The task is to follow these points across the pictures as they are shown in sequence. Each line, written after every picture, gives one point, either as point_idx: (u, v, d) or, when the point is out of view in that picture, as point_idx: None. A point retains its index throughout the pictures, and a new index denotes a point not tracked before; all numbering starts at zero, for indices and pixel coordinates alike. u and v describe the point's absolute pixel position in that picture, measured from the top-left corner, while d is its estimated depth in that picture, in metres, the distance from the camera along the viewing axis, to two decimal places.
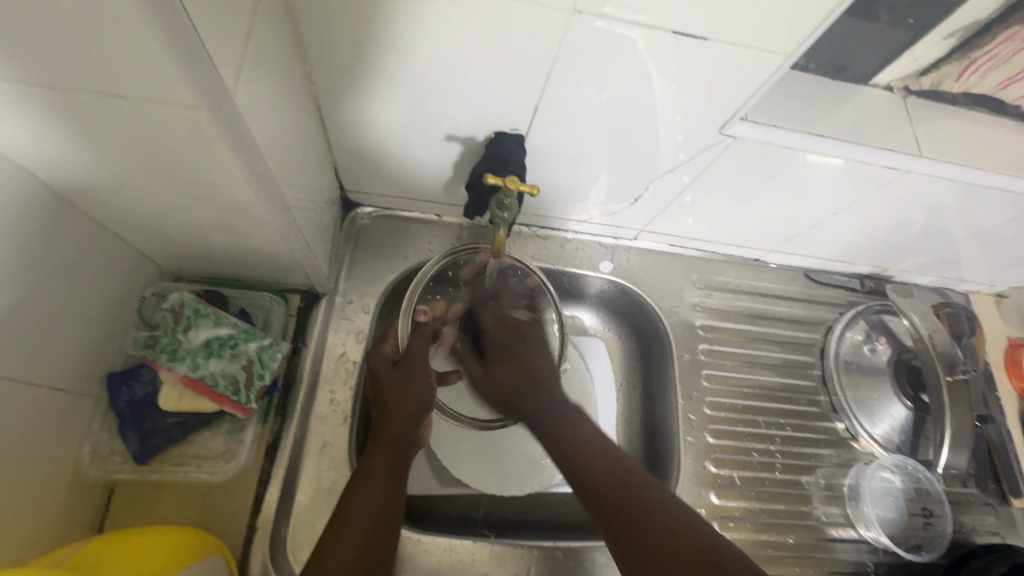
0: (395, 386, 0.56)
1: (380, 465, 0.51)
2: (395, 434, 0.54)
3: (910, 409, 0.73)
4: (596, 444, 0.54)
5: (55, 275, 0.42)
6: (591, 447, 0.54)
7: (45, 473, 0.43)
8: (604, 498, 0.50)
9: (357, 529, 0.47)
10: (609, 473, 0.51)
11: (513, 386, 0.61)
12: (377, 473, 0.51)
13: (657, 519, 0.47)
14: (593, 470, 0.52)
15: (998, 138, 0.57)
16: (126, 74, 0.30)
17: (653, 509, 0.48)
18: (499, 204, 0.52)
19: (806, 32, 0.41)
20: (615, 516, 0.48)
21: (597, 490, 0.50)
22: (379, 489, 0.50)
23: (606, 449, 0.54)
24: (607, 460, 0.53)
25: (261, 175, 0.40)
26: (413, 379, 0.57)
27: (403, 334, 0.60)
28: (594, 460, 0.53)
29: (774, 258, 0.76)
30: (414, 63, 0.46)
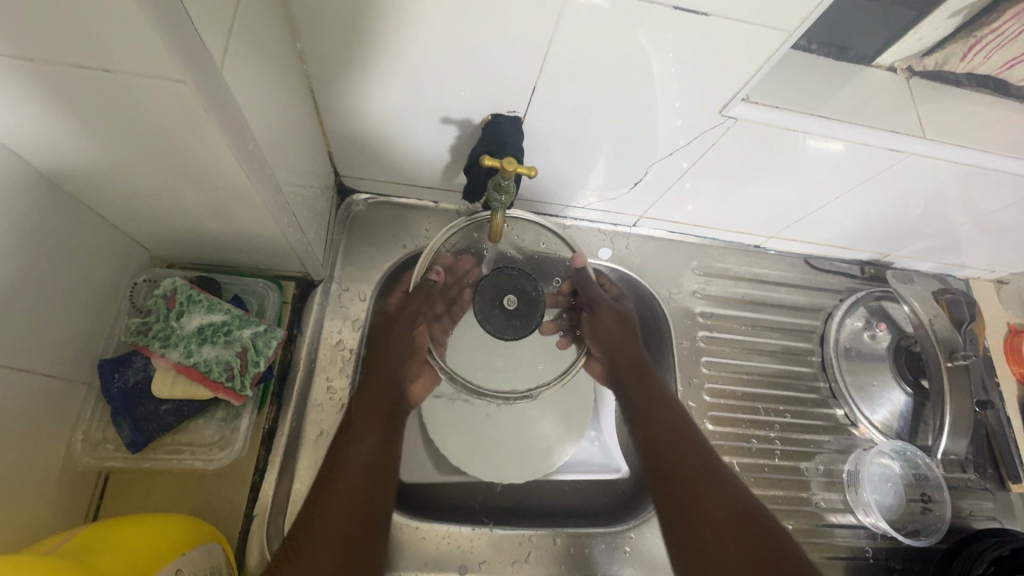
0: (384, 344, 0.61)
1: (371, 428, 0.57)
2: (384, 391, 0.59)
3: (909, 395, 0.73)
4: (679, 416, 0.63)
5: (42, 259, 0.41)
6: (668, 408, 0.63)
7: (35, 461, 0.43)
8: (666, 466, 0.60)
9: (356, 477, 0.54)
10: (665, 428, 0.62)
11: (626, 356, 0.65)
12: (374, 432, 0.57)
13: (721, 503, 0.57)
14: (667, 448, 0.61)
15: (1001, 120, 0.56)
16: (107, 45, 0.28)
17: (705, 477, 0.59)
18: (497, 186, 0.50)
19: (810, 7, 0.40)
20: (674, 481, 0.59)
21: (666, 465, 0.60)
22: (369, 445, 0.56)
23: (681, 416, 0.63)
24: (669, 420, 0.63)
25: (253, 156, 0.39)
26: (397, 329, 0.61)
27: (412, 283, 0.60)
28: (677, 454, 0.61)
29: (775, 244, 0.76)
30: (407, 42, 0.44)
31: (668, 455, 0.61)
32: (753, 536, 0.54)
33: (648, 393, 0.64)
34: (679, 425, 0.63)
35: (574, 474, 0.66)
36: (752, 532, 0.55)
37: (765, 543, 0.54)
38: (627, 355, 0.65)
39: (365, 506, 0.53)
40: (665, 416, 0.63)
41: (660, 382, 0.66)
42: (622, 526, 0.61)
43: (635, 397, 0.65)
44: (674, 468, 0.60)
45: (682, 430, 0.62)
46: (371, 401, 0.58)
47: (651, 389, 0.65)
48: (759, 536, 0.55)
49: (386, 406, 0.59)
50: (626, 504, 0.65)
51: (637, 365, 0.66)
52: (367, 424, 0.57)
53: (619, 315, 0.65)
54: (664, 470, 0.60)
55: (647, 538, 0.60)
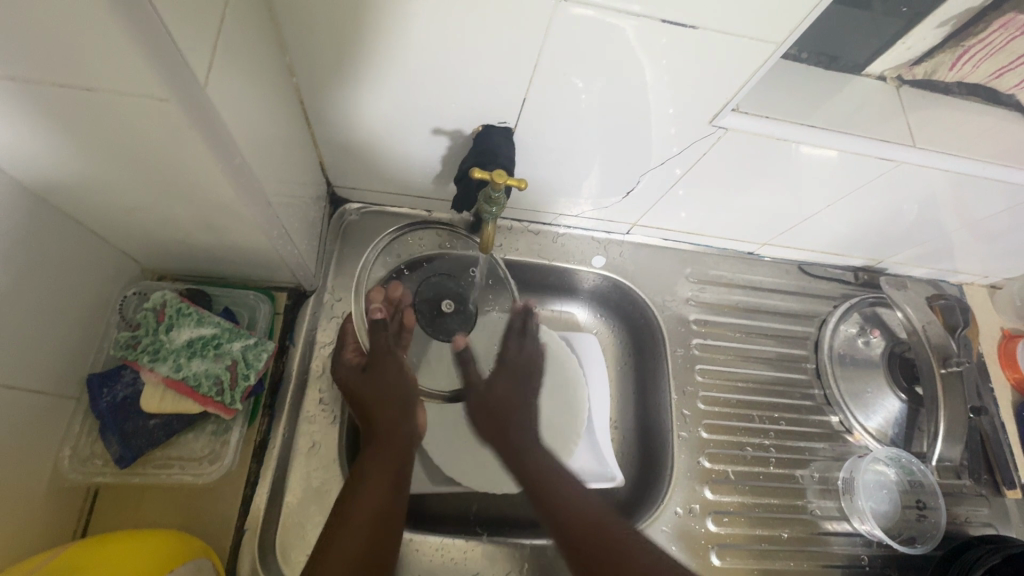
0: (372, 387, 0.55)
1: (379, 472, 0.51)
2: (391, 436, 0.54)
3: (904, 401, 0.73)
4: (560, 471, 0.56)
5: (29, 275, 0.41)
6: (544, 471, 0.56)
7: (23, 477, 0.42)
8: (576, 541, 0.51)
9: (363, 517, 0.48)
10: (566, 496, 0.54)
11: (508, 407, 0.60)
12: (378, 472, 0.51)
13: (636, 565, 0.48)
14: (568, 517, 0.52)
15: (990, 128, 0.57)
16: (90, 64, 0.28)
17: (612, 535, 0.51)
18: (488, 198, 0.50)
19: (798, 18, 0.40)
20: (584, 555, 0.50)
21: (576, 539, 0.51)
22: (376, 491, 0.49)
23: (555, 470, 0.56)
24: (560, 486, 0.55)
25: (240, 170, 0.39)
26: (381, 369, 0.56)
27: (363, 332, 0.59)
28: (566, 524, 0.52)
29: (768, 251, 0.76)
30: (396, 55, 0.45)
31: (573, 527, 0.52)
32: None
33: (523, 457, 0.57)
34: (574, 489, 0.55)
35: None
36: None
37: None
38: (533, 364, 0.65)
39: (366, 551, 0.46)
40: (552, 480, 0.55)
41: (523, 443, 0.58)
42: None
43: (523, 461, 0.57)
44: (579, 541, 0.51)
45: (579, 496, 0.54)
46: (382, 441, 0.53)
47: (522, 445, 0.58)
48: None
49: (399, 440, 0.54)
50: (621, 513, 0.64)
51: (507, 436, 0.58)
52: (374, 470, 0.51)
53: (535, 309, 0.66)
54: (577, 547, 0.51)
55: None
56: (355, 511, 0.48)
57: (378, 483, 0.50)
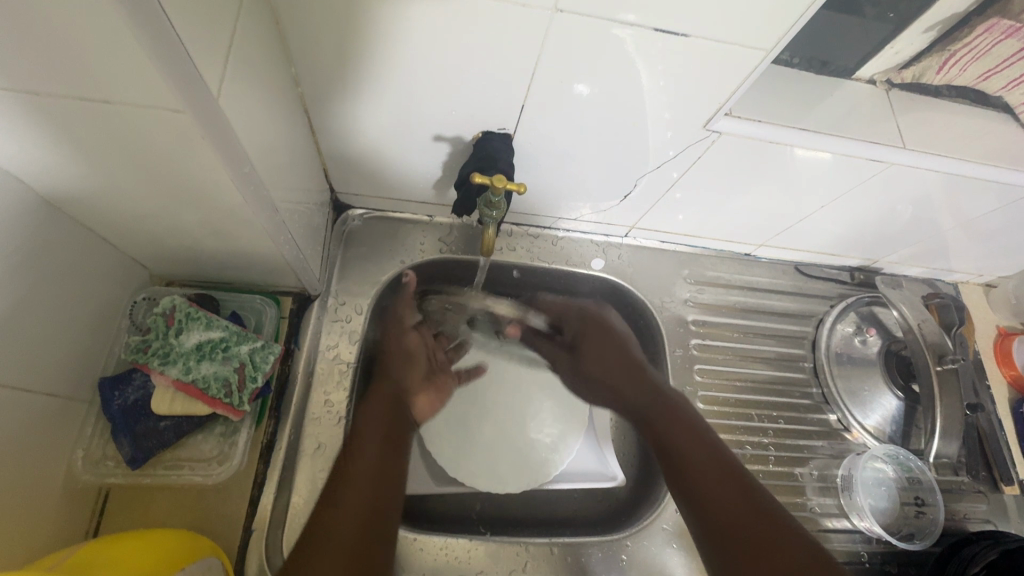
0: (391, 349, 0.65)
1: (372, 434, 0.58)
2: (388, 407, 0.61)
3: (900, 399, 0.74)
4: (711, 438, 0.61)
5: (45, 281, 0.42)
6: (689, 429, 0.62)
7: (37, 478, 0.43)
8: (667, 454, 0.61)
9: (360, 496, 0.52)
10: (685, 436, 0.61)
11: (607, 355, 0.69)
12: (373, 449, 0.57)
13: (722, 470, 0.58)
14: (680, 452, 0.60)
15: (979, 129, 0.58)
16: (109, 79, 0.30)
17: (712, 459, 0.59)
18: (488, 202, 0.52)
19: (786, 26, 0.42)
20: (688, 472, 0.59)
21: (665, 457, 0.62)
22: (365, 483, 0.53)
23: (700, 430, 0.62)
24: (692, 432, 0.61)
25: (248, 177, 0.40)
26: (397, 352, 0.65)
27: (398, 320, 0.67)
28: (717, 481, 0.57)
29: (765, 252, 0.77)
30: (399, 65, 0.46)
31: (688, 454, 0.60)
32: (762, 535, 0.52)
33: (676, 412, 0.64)
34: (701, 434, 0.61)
35: (570, 482, 0.65)
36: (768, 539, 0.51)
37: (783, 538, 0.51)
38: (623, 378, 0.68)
39: (362, 523, 0.50)
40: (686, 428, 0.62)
41: (670, 399, 0.65)
42: (616, 534, 0.61)
43: (662, 428, 0.63)
44: (688, 462, 0.59)
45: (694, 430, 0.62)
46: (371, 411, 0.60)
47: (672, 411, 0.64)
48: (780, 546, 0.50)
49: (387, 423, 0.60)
50: (622, 513, 0.65)
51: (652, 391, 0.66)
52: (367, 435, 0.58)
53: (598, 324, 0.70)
54: (671, 467, 0.60)
55: (644, 546, 0.61)
56: (350, 474, 0.54)
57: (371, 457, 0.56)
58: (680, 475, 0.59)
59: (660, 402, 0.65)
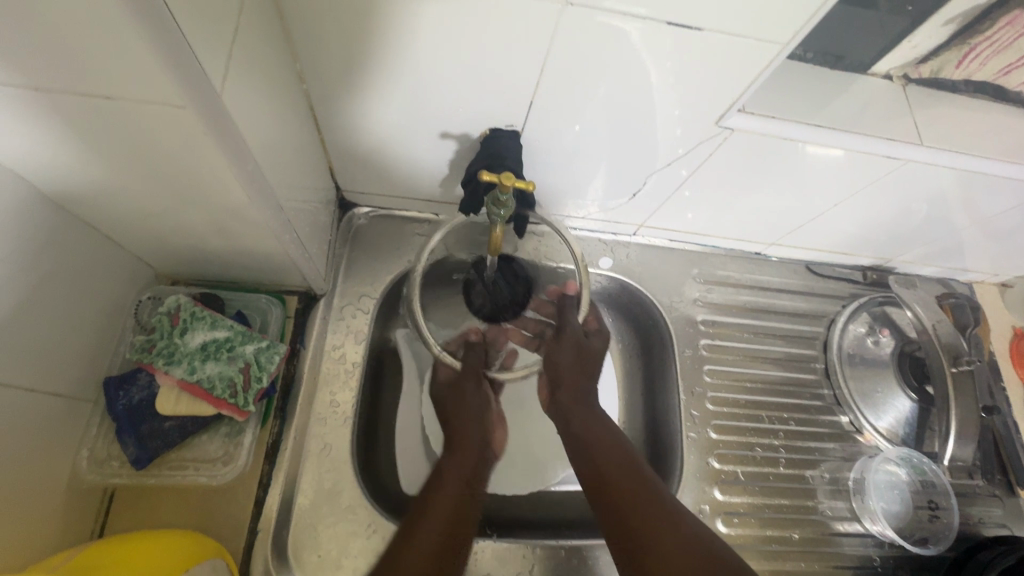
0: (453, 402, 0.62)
1: (455, 480, 0.59)
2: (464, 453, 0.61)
3: (914, 401, 0.72)
4: (620, 450, 0.56)
5: (49, 280, 0.42)
6: (603, 432, 0.58)
7: (43, 478, 0.43)
8: (607, 489, 0.53)
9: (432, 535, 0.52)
10: (602, 441, 0.57)
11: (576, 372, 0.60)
12: (454, 489, 0.58)
13: (645, 492, 0.52)
14: (603, 474, 0.55)
15: (999, 125, 0.56)
16: (111, 75, 0.29)
17: (640, 483, 0.53)
18: (496, 200, 0.51)
19: (802, 20, 0.41)
20: (607, 490, 0.53)
21: (608, 493, 0.53)
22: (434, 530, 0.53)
23: (619, 446, 0.57)
24: (609, 450, 0.56)
25: (253, 175, 0.39)
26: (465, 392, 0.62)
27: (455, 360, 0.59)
28: (638, 496, 0.52)
29: (776, 251, 0.76)
30: (405, 61, 0.45)
31: (608, 473, 0.54)
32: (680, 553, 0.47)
33: (591, 421, 0.59)
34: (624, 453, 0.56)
35: (574, 484, 0.66)
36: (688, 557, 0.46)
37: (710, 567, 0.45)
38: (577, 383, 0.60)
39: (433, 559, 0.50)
40: (605, 434, 0.58)
41: (598, 424, 0.59)
42: None
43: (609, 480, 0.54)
44: (610, 482, 0.54)
45: (614, 442, 0.57)
46: (456, 459, 0.60)
47: (590, 431, 0.58)
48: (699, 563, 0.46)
49: (467, 474, 0.60)
50: None
51: (578, 391, 0.60)
52: (450, 476, 0.59)
53: (580, 347, 0.60)
54: (611, 499, 0.53)
55: None
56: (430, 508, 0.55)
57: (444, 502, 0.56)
58: (605, 499, 0.53)
59: (580, 404, 0.60)
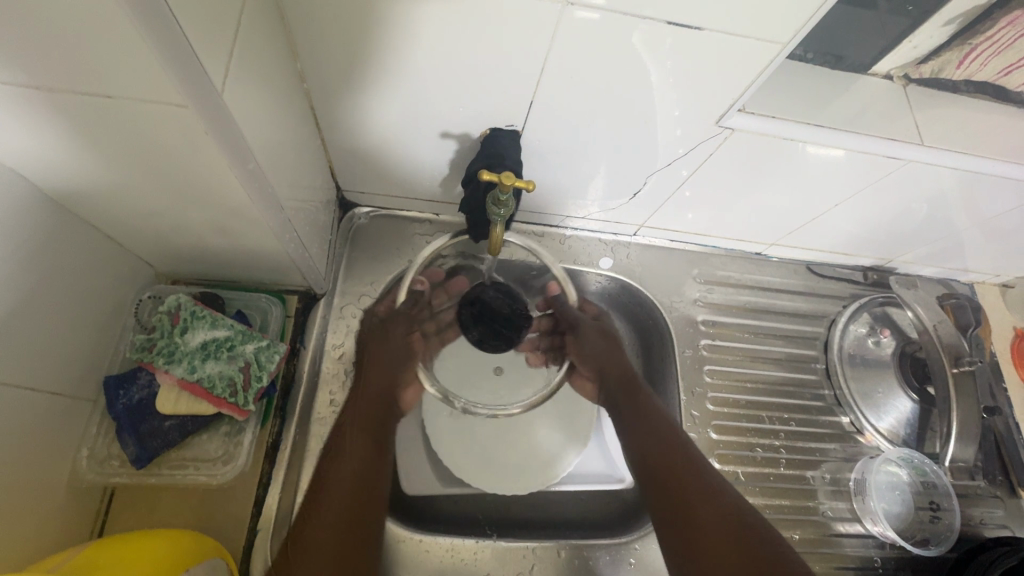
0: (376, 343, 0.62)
1: (358, 437, 0.56)
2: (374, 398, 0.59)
3: (916, 402, 0.72)
4: (671, 431, 0.59)
5: (50, 280, 0.42)
6: (665, 424, 0.60)
7: (43, 478, 0.43)
8: (665, 475, 0.56)
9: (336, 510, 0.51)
10: (661, 449, 0.58)
11: (614, 361, 0.66)
12: (355, 445, 0.56)
13: (711, 496, 0.54)
14: (660, 464, 0.57)
15: (999, 125, 0.56)
16: (111, 74, 0.29)
17: (707, 482, 0.55)
18: (496, 200, 0.51)
19: (802, 20, 0.41)
20: (666, 475, 0.56)
21: (669, 478, 0.56)
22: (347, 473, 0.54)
23: (681, 439, 0.59)
24: (675, 448, 0.58)
25: (254, 175, 0.40)
26: (396, 332, 0.63)
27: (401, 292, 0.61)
28: (702, 495, 0.54)
29: (776, 251, 0.75)
30: (405, 60, 0.45)
31: (672, 467, 0.56)
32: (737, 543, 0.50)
33: (650, 414, 0.61)
34: (673, 439, 0.59)
35: (578, 485, 0.65)
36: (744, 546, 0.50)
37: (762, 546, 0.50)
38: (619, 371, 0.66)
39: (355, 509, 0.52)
40: (659, 429, 0.59)
41: (672, 428, 0.60)
42: (625, 537, 0.60)
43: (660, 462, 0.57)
44: (668, 471, 0.56)
45: (682, 444, 0.58)
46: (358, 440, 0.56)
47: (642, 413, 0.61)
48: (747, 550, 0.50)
49: (372, 428, 0.58)
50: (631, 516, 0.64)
51: (630, 379, 0.65)
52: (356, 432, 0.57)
53: (603, 332, 0.68)
54: (669, 488, 0.55)
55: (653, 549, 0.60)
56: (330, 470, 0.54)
57: (359, 449, 0.56)
58: (662, 487, 0.56)
59: (630, 391, 0.64)
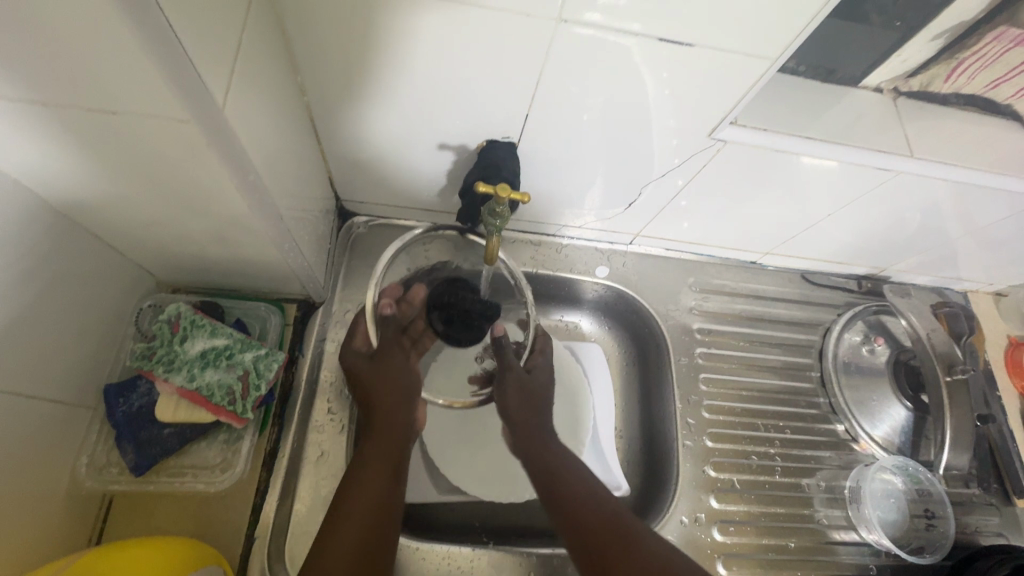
0: (376, 375, 0.56)
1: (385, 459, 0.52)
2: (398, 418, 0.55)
3: (910, 409, 0.73)
4: (597, 496, 0.53)
5: (52, 289, 0.42)
6: (583, 498, 0.52)
7: (43, 484, 0.44)
8: (590, 547, 0.49)
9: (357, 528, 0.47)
10: (593, 511, 0.51)
11: (525, 406, 0.60)
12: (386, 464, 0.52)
13: (638, 555, 0.48)
14: (582, 534, 0.50)
15: (988, 137, 0.57)
16: (117, 91, 0.30)
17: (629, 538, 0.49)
18: (491, 211, 0.51)
19: (790, 36, 0.42)
20: (593, 556, 0.48)
21: (585, 533, 0.50)
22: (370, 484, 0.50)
23: (603, 506, 0.52)
24: (591, 504, 0.52)
25: (254, 186, 0.40)
26: (394, 359, 0.59)
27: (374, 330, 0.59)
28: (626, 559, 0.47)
29: (771, 260, 0.76)
30: (403, 74, 0.46)
31: (595, 532, 0.50)
32: None
33: (563, 480, 0.54)
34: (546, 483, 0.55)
35: None
36: None
37: None
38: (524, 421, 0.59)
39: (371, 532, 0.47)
40: (578, 498, 0.52)
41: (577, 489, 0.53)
42: None
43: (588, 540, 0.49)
44: (596, 549, 0.48)
45: (590, 501, 0.52)
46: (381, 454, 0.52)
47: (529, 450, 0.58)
48: None
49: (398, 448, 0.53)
50: None
51: (532, 432, 0.59)
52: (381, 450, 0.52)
53: (522, 381, 0.61)
54: (600, 564, 0.48)
55: None
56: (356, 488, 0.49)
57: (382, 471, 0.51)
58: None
59: (542, 471, 0.56)
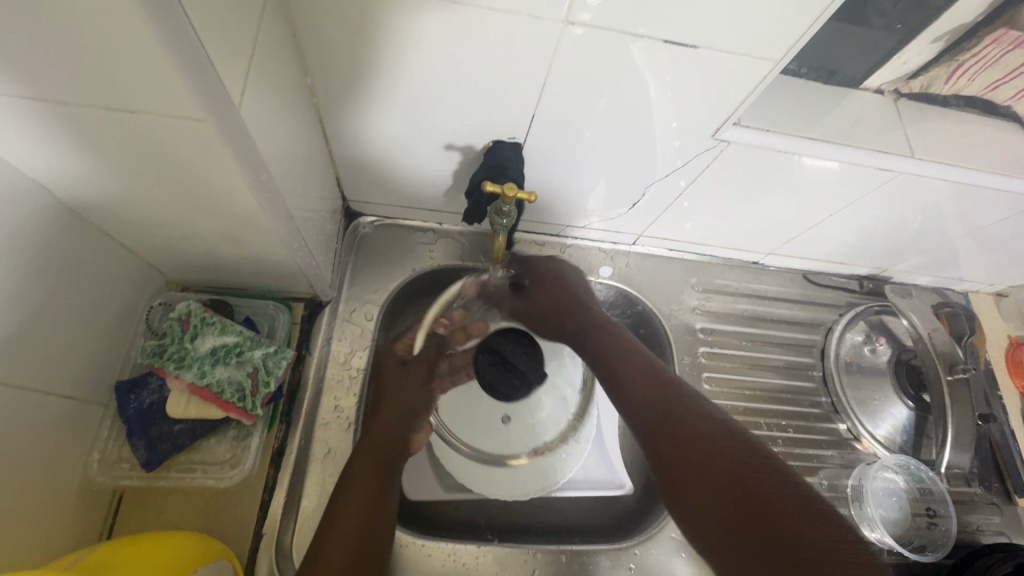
0: (397, 382, 0.63)
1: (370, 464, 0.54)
2: (388, 435, 0.57)
3: (911, 409, 0.73)
4: (659, 375, 0.59)
5: (65, 286, 0.43)
6: (648, 377, 0.59)
7: (55, 479, 0.44)
8: (662, 429, 0.55)
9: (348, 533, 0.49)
10: (655, 402, 0.57)
11: (555, 302, 0.68)
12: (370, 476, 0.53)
13: (720, 449, 0.52)
14: (673, 428, 0.55)
15: (987, 139, 0.58)
16: (135, 90, 0.31)
17: (698, 419, 0.55)
18: (499, 210, 0.52)
19: (794, 38, 0.43)
20: (668, 444, 0.54)
21: (664, 435, 0.55)
22: (360, 490, 0.52)
23: (680, 397, 0.57)
24: (660, 392, 0.57)
25: (266, 186, 0.41)
26: (412, 374, 0.64)
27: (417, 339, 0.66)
28: (712, 463, 0.51)
29: (773, 260, 0.77)
30: (412, 75, 0.47)
31: (670, 423, 0.55)
32: (740, 485, 0.49)
33: (635, 362, 0.60)
34: (667, 383, 0.58)
35: (578, 490, 0.66)
36: (751, 497, 0.48)
37: (763, 485, 0.49)
38: (549, 309, 0.68)
39: (357, 538, 0.50)
40: (648, 379, 0.58)
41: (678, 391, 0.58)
42: (625, 543, 0.61)
43: (663, 433, 0.55)
44: (676, 448, 0.54)
45: (677, 396, 0.57)
46: (367, 460, 0.54)
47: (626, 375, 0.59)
48: (766, 513, 0.47)
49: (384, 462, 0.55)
50: (631, 523, 0.65)
51: (572, 326, 0.66)
52: (367, 455, 0.54)
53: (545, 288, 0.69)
54: (670, 456, 0.54)
55: (653, 554, 0.60)
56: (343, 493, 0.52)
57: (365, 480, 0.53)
58: (671, 437, 0.54)
59: (613, 344, 0.63)
